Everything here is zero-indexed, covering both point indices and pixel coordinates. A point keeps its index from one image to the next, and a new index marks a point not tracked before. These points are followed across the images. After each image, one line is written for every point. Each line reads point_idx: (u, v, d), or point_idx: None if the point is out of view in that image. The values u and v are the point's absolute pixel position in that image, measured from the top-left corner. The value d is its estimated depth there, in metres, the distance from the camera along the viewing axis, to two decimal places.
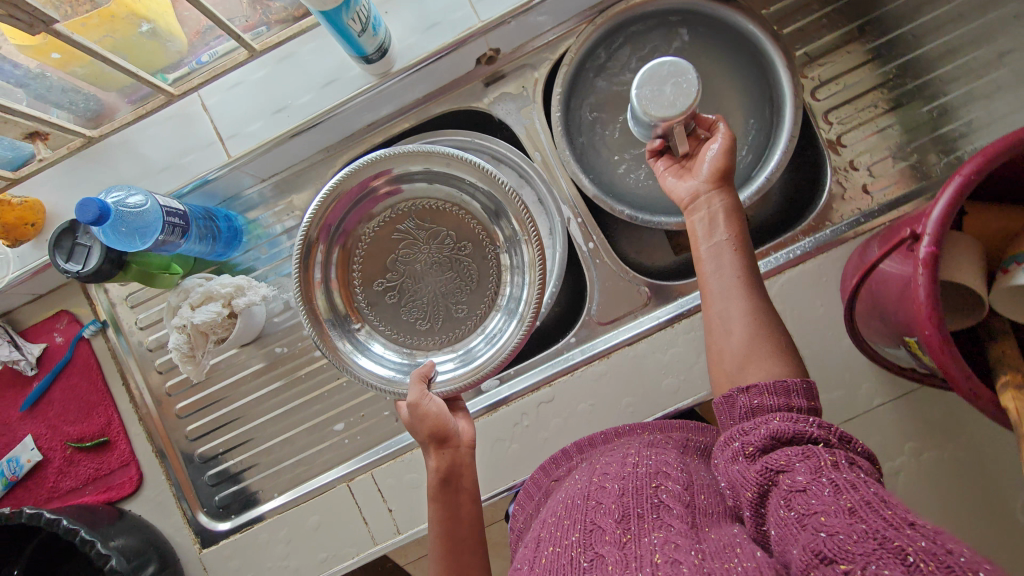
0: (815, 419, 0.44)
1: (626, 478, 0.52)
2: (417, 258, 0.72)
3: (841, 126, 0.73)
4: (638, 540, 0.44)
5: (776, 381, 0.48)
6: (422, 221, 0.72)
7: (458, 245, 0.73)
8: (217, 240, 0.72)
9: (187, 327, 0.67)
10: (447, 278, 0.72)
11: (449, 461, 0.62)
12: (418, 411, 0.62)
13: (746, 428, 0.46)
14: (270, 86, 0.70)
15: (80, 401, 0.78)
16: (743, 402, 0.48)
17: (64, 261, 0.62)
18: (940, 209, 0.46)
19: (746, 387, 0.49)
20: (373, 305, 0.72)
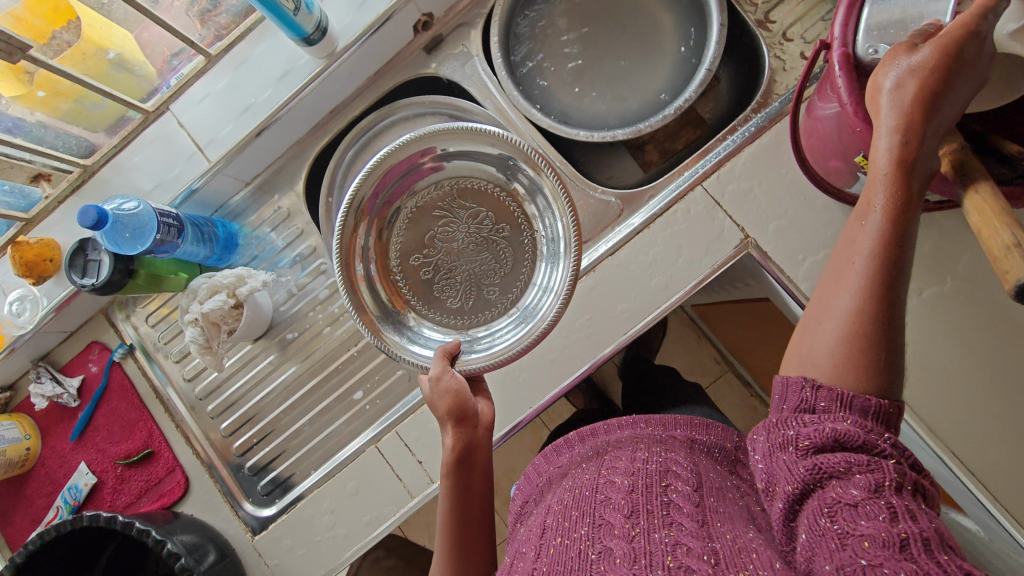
0: (889, 437, 0.42)
1: (635, 475, 0.55)
2: (455, 235, 0.71)
3: (766, 4, 0.76)
4: (648, 534, 0.47)
5: (863, 398, 0.43)
6: (461, 197, 0.71)
7: (495, 226, 0.71)
8: (214, 243, 0.79)
9: (200, 320, 0.73)
10: (484, 258, 0.71)
11: (464, 440, 0.62)
12: (439, 386, 0.61)
13: (807, 421, 0.44)
14: (235, 90, 0.77)
15: (122, 420, 0.84)
16: (809, 400, 0.45)
17: (80, 277, 0.68)
18: (839, 30, 0.49)
19: (818, 385, 0.45)
20: (411, 282, 0.71)
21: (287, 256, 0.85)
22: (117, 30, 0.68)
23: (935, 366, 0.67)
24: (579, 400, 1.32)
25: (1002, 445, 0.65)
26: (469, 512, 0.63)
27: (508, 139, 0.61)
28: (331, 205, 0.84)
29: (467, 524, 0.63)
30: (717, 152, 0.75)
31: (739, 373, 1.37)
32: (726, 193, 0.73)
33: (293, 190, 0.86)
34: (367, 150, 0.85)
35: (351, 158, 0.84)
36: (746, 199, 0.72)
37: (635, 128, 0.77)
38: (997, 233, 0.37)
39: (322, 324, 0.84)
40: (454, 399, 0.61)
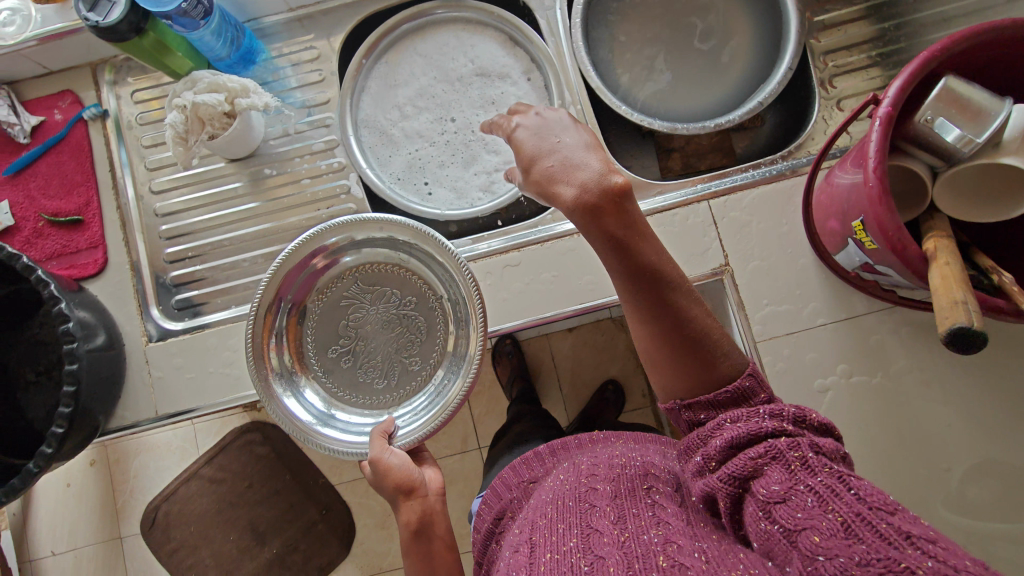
0: (766, 411, 0.44)
1: (616, 481, 0.53)
2: (366, 319, 0.70)
3: (835, 68, 0.78)
4: (638, 537, 0.44)
5: (719, 393, 0.49)
6: (367, 286, 0.71)
7: (404, 301, 0.71)
8: (232, 46, 0.75)
9: (187, 108, 0.70)
10: (397, 333, 0.70)
11: (419, 512, 0.60)
12: (381, 467, 0.60)
13: (708, 442, 0.46)
14: None
15: (64, 178, 0.79)
16: (688, 417, 0.50)
17: (87, 10, 0.64)
18: (895, 91, 0.49)
19: (688, 403, 0.50)
20: (328, 370, 0.70)
21: (295, 95, 0.82)
22: None
23: None
24: (504, 373, 1.34)
25: None
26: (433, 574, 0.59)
27: (401, 222, 0.65)
28: (361, 66, 0.82)
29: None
30: (733, 179, 0.77)
31: (657, 412, 1.40)
32: (725, 218, 0.75)
33: (331, 36, 0.83)
34: (418, 34, 0.84)
35: (400, 33, 0.83)
36: (741, 232, 0.74)
37: (671, 125, 0.77)
38: (949, 290, 0.43)
39: (303, 174, 0.82)
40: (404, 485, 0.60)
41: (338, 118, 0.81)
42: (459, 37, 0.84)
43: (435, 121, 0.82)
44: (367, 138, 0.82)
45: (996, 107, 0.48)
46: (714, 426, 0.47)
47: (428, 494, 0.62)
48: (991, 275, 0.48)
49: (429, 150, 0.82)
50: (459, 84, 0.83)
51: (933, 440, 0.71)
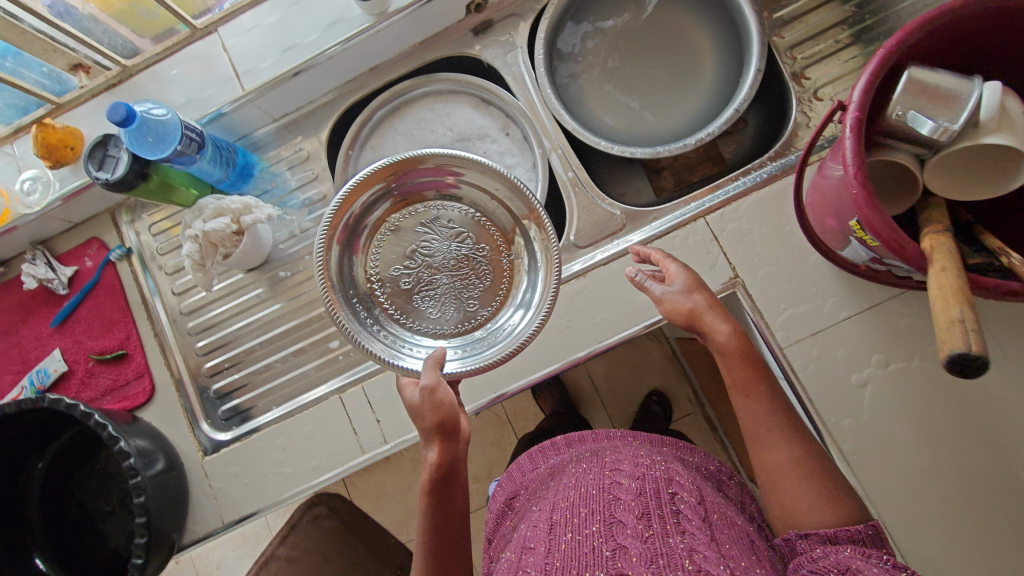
0: (889, 557, 0.47)
1: (641, 480, 0.59)
2: (438, 250, 0.71)
3: (805, 60, 0.78)
4: (662, 537, 0.51)
5: (840, 529, 0.51)
6: (444, 215, 0.72)
7: (478, 245, 0.72)
8: (230, 169, 0.81)
9: (199, 237, 0.75)
10: (464, 274, 0.72)
11: (449, 457, 0.58)
12: (433, 397, 0.58)
13: (817, 554, 0.49)
14: (282, 29, 0.78)
15: (103, 318, 0.85)
16: (802, 545, 0.52)
17: (95, 169, 0.70)
18: (860, 89, 0.49)
19: (806, 534, 0.52)
20: (392, 292, 0.71)
21: (295, 197, 0.87)
22: None
23: (885, 442, 0.69)
24: (546, 405, 1.34)
25: (929, 523, 0.68)
26: (452, 524, 0.60)
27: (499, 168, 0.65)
28: (350, 158, 0.86)
29: (448, 547, 0.60)
30: (726, 190, 0.77)
31: (708, 415, 1.38)
32: (726, 230, 0.75)
33: (315, 137, 0.88)
34: (395, 114, 0.88)
35: (378, 119, 0.87)
36: (743, 241, 0.74)
37: (654, 150, 0.78)
38: (948, 308, 0.40)
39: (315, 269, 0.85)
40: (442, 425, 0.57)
41: None
42: (434, 109, 0.87)
43: None
44: None
45: (972, 90, 0.48)
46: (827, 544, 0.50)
47: (459, 442, 0.60)
48: (1001, 256, 0.47)
49: None
50: None
51: (990, 415, 0.68)
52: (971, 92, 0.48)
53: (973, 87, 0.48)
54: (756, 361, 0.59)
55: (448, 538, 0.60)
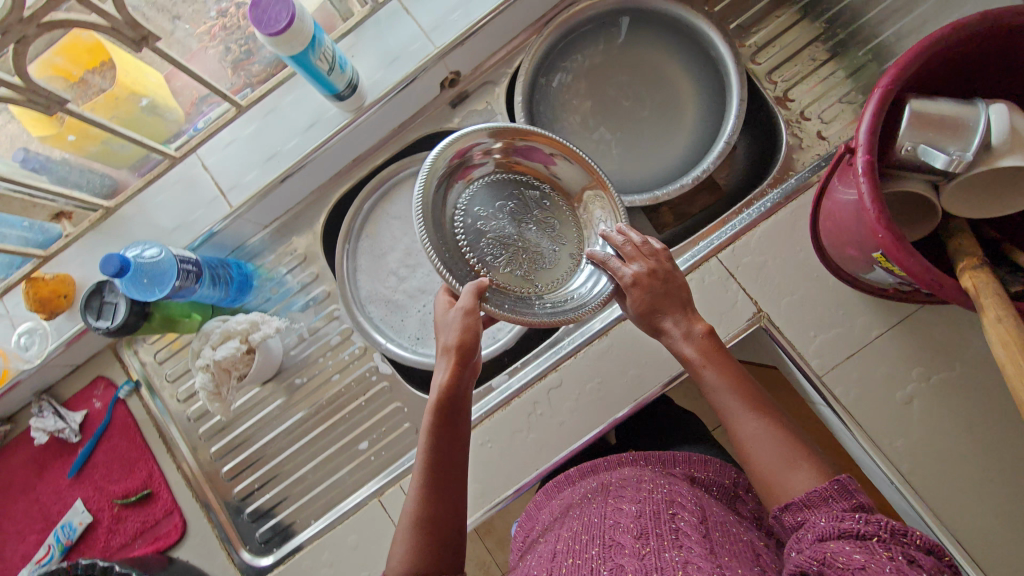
0: (863, 516, 0.44)
1: (643, 502, 0.59)
2: (526, 216, 0.69)
3: (786, 83, 0.79)
4: (658, 553, 0.50)
5: (811, 492, 0.50)
6: (541, 193, 0.71)
7: (558, 237, 0.71)
8: (229, 285, 0.79)
9: (211, 366, 0.72)
10: (536, 249, 0.69)
11: (457, 384, 0.59)
12: (466, 319, 0.59)
13: (799, 536, 0.47)
14: (260, 139, 0.77)
15: (122, 460, 0.82)
16: (787, 519, 0.50)
17: (95, 319, 0.67)
18: (866, 126, 0.48)
19: (784, 505, 0.51)
20: (469, 227, 0.67)
21: (302, 299, 0.85)
22: (150, 78, 0.69)
23: (944, 457, 0.68)
24: None
25: (1014, 535, 0.65)
26: (451, 466, 0.57)
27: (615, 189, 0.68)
28: (347, 251, 0.85)
29: (443, 519, 0.55)
30: (732, 225, 0.76)
31: None
32: (741, 265, 0.74)
33: (309, 235, 0.86)
34: (386, 199, 0.86)
35: (368, 209, 0.86)
36: (759, 274, 0.73)
37: (652, 195, 0.78)
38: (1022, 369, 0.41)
39: (332, 371, 0.83)
40: (456, 359, 0.59)
41: (344, 307, 0.84)
42: None
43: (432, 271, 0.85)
44: (377, 313, 0.84)
45: (981, 111, 0.47)
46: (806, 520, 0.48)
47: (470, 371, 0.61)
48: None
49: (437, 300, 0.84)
50: None
51: None
52: (981, 113, 0.47)
53: (982, 109, 0.48)
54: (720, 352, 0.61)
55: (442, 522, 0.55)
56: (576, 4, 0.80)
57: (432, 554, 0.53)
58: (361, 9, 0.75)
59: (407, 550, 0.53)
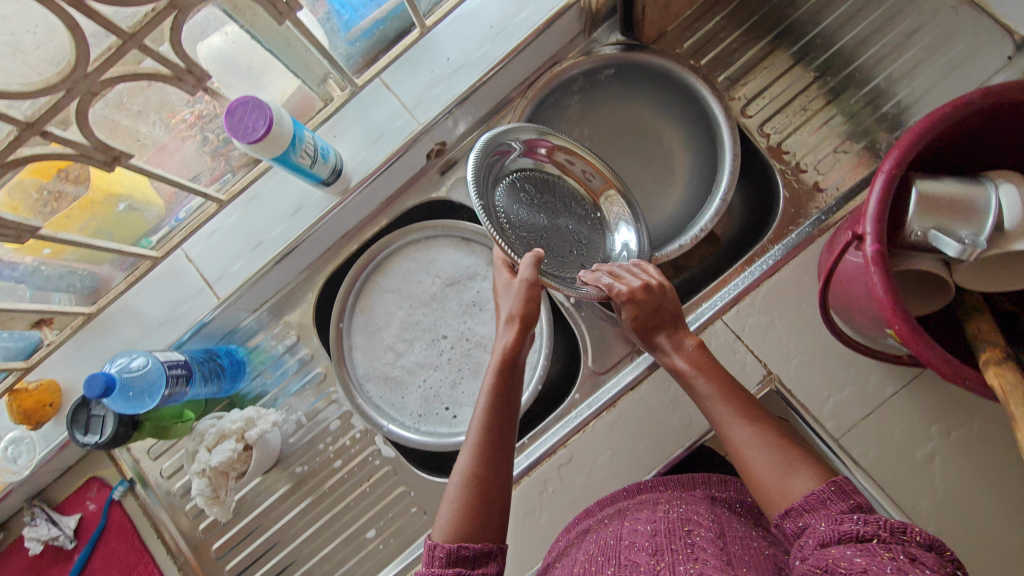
0: (865, 518, 0.44)
1: (658, 521, 0.56)
2: (555, 218, 0.76)
3: (780, 134, 0.77)
4: (672, 568, 0.48)
5: (808, 495, 0.50)
6: (570, 204, 0.78)
7: (578, 244, 0.77)
8: (222, 376, 0.76)
9: (207, 470, 0.69)
10: (559, 246, 0.75)
11: (518, 348, 0.67)
12: (528, 287, 0.66)
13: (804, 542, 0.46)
14: (246, 226, 0.76)
15: (120, 562, 0.78)
16: (793, 527, 0.50)
17: (82, 434, 0.64)
18: (872, 211, 0.47)
19: (785, 513, 0.51)
20: (512, 200, 0.71)
21: (300, 380, 0.82)
22: (127, 176, 0.65)
23: (976, 518, 0.65)
24: None
25: None
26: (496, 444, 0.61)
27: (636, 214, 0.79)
28: (341, 330, 0.82)
29: (488, 498, 0.58)
30: (735, 283, 0.74)
31: None
32: (746, 326, 0.72)
33: (302, 314, 0.84)
34: (379, 272, 0.84)
35: (361, 284, 0.84)
36: (766, 334, 0.71)
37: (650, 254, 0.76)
38: None
39: (334, 457, 0.80)
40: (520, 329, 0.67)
41: (342, 388, 0.81)
42: (417, 257, 0.84)
43: (429, 345, 0.82)
44: (376, 391, 0.82)
45: (992, 192, 0.46)
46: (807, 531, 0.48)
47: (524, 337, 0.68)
48: None
49: (437, 375, 0.81)
50: (436, 302, 0.83)
51: None
52: (993, 195, 0.46)
53: (994, 190, 0.47)
54: (718, 370, 0.64)
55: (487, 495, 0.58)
56: (560, 64, 0.78)
57: (477, 517, 0.56)
58: (341, 94, 0.73)
59: (450, 517, 0.56)
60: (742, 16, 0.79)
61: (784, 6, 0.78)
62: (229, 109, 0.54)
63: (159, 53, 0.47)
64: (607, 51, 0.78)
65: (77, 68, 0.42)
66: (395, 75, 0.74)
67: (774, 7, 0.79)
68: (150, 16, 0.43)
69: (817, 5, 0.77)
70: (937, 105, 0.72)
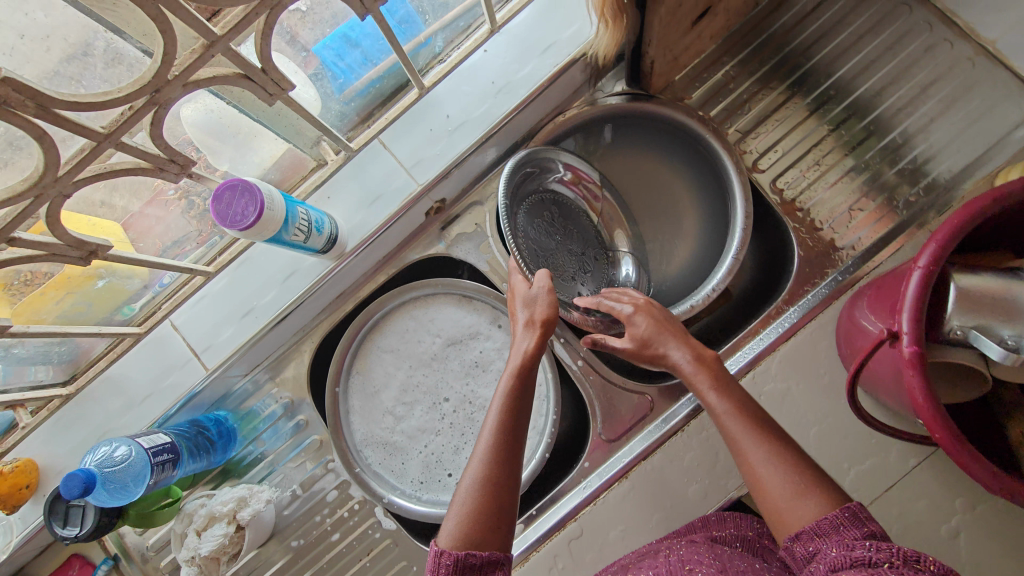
0: (877, 544, 0.42)
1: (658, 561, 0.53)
2: (568, 249, 0.75)
3: (793, 189, 0.74)
4: None
5: (821, 518, 0.47)
6: (588, 236, 0.77)
7: (584, 276, 0.75)
8: (211, 449, 0.72)
9: (196, 557, 0.66)
10: (567, 273, 0.73)
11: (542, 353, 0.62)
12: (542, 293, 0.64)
13: (813, 570, 0.44)
14: (235, 292, 0.72)
15: None
16: (802, 551, 0.47)
17: (61, 527, 0.60)
18: (908, 308, 0.44)
19: (795, 535, 0.48)
20: (531, 219, 0.70)
21: (295, 448, 0.78)
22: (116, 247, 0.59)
23: None
24: None
25: None
26: (512, 451, 0.56)
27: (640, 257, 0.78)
28: (337, 394, 0.78)
29: (498, 511, 0.53)
30: (749, 347, 0.71)
31: None
32: (764, 393, 0.68)
33: (295, 377, 0.80)
34: (376, 331, 0.80)
35: (357, 344, 0.80)
36: (785, 402, 0.68)
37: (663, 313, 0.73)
38: None
39: (331, 529, 0.76)
40: (541, 331, 0.62)
41: (339, 456, 0.77)
42: (416, 316, 0.80)
43: (430, 408, 0.78)
44: (374, 457, 0.78)
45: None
46: (818, 557, 0.45)
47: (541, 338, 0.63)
48: None
49: (439, 440, 0.77)
50: (436, 363, 0.79)
51: None
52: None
53: None
54: (726, 379, 0.60)
55: (494, 507, 0.53)
56: (565, 114, 0.74)
57: (485, 529, 0.51)
58: (336, 157, 0.69)
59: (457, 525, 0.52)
60: (753, 66, 0.76)
61: (796, 55, 0.76)
62: (216, 195, 0.50)
63: (139, 147, 0.43)
64: (611, 101, 0.75)
65: (46, 174, 0.39)
66: (392, 133, 0.70)
67: (786, 57, 0.76)
68: (127, 116, 0.39)
69: (829, 55, 0.75)
70: (954, 161, 0.70)
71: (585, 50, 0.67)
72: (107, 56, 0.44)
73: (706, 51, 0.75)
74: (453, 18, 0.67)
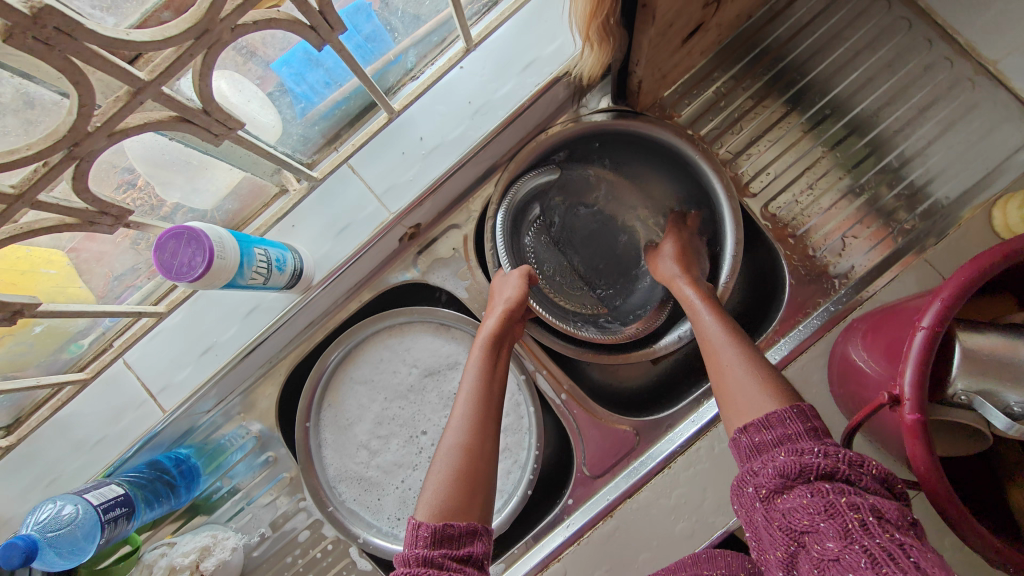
0: (821, 450, 0.41)
1: None
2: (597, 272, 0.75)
3: (787, 214, 0.71)
4: None
5: (769, 412, 0.46)
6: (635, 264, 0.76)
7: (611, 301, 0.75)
8: (173, 493, 0.67)
9: None
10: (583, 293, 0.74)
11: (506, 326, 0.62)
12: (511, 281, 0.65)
13: (756, 469, 0.44)
14: (195, 328, 0.67)
15: None
16: (747, 444, 0.47)
17: None
18: (912, 372, 0.41)
19: (744, 428, 0.47)
20: (546, 238, 0.74)
21: (263, 487, 0.74)
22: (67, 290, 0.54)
23: None
24: None
25: None
26: (486, 406, 0.57)
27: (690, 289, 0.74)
28: (308, 430, 0.74)
29: (475, 470, 0.52)
30: None
31: None
32: None
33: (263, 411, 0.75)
34: (349, 361, 0.76)
35: (328, 376, 0.75)
36: None
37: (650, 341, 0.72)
38: None
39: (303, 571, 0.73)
40: (507, 309, 0.62)
41: (311, 496, 0.73)
42: (390, 346, 0.76)
43: (407, 442, 0.74)
44: (349, 494, 0.74)
45: None
46: (762, 455, 0.45)
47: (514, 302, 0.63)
48: None
49: (416, 476, 0.73)
50: (414, 395, 0.75)
51: None
52: None
53: None
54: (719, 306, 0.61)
55: (471, 468, 0.52)
56: (547, 132, 0.69)
57: (462, 499, 0.50)
58: (298, 186, 0.63)
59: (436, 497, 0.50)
60: (746, 82, 0.72)
61: (790, 72, 0.72)
62: (159, 243, 0.45)
63: (61, 204, 0.38)
64: (597, 118, 0.69)
65: None
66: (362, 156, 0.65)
67: (780, 73, 0.72)
68: (40, 174, 0.34)
69: (825, 72, 0.71)
70: (949, 188, 0.68)
71: (568, 68, 0.63)
72: (17, 101, 0.38)
73: (697, 66, 0.71)
74: (426, 32, 0.61)
